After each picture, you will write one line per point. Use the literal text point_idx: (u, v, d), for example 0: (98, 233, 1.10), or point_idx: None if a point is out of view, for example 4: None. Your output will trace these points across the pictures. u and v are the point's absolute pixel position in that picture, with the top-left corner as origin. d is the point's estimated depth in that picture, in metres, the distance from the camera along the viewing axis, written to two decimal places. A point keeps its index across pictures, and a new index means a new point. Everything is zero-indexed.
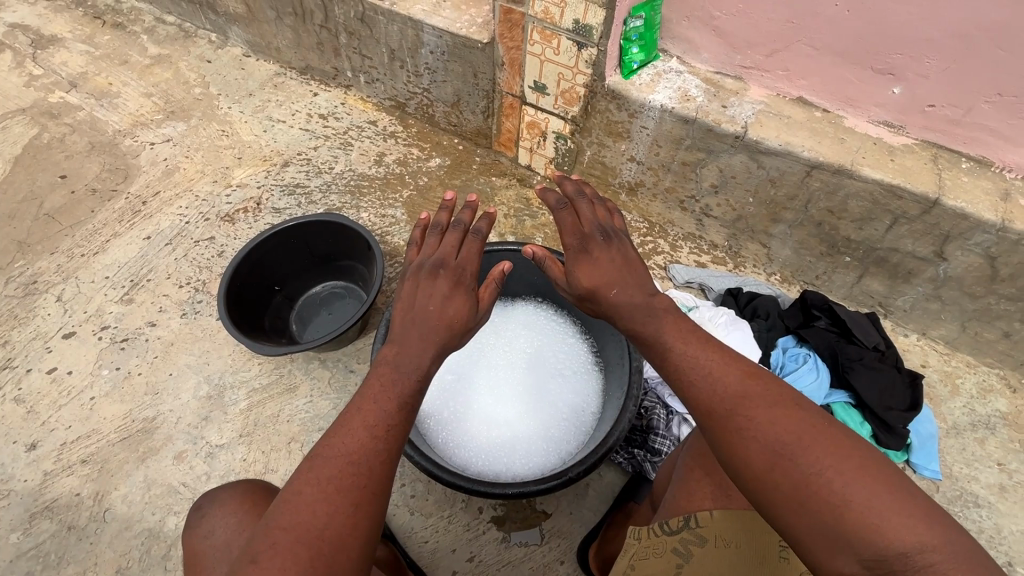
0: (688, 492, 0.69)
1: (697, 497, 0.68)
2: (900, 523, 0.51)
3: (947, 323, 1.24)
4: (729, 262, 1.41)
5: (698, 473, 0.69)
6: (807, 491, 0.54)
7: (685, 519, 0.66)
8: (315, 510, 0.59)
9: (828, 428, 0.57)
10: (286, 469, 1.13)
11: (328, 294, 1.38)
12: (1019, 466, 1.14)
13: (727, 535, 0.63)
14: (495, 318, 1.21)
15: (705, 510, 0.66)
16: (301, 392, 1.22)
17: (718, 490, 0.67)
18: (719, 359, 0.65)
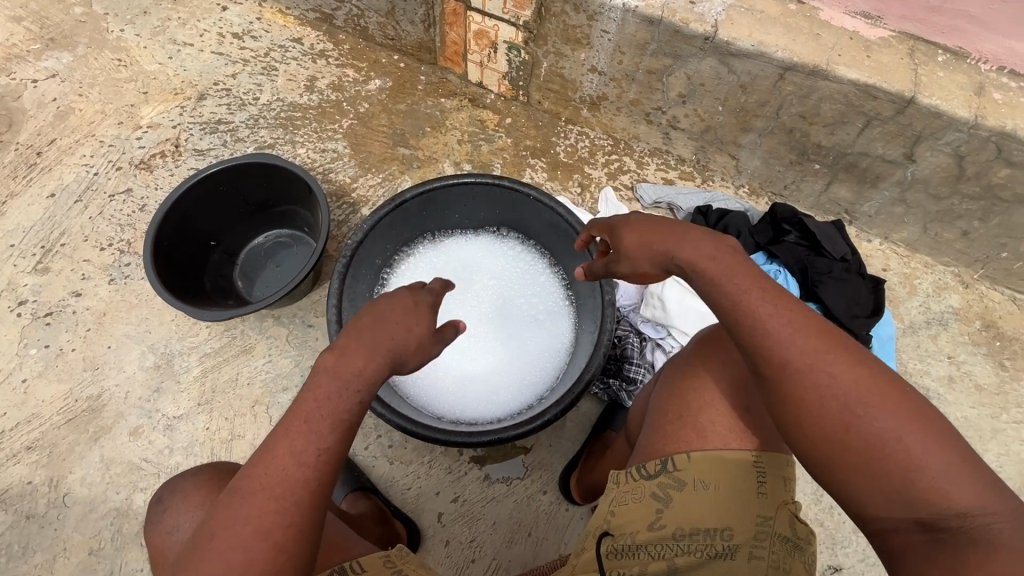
0: (663, 435, 0.65)
1: (673, 439, 0.64)
2: (967, 490, 0.52)
3: (909, 226, 1.25)
4: (697, 176, 1.35)
5: (671, 415, 0.65)
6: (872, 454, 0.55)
7: (662, 463, 0.63)
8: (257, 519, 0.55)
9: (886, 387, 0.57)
10: (254, 434, 1.08)
11: (273, 245, 1.26)
12: (967, 357, 1.20)
13: (706, 476, 0.61)
14: (461, 259, 1.15)
15: (682, 453, 0.62)
16: (258, 352, 1.15)
17: (694, 431, 0.63)
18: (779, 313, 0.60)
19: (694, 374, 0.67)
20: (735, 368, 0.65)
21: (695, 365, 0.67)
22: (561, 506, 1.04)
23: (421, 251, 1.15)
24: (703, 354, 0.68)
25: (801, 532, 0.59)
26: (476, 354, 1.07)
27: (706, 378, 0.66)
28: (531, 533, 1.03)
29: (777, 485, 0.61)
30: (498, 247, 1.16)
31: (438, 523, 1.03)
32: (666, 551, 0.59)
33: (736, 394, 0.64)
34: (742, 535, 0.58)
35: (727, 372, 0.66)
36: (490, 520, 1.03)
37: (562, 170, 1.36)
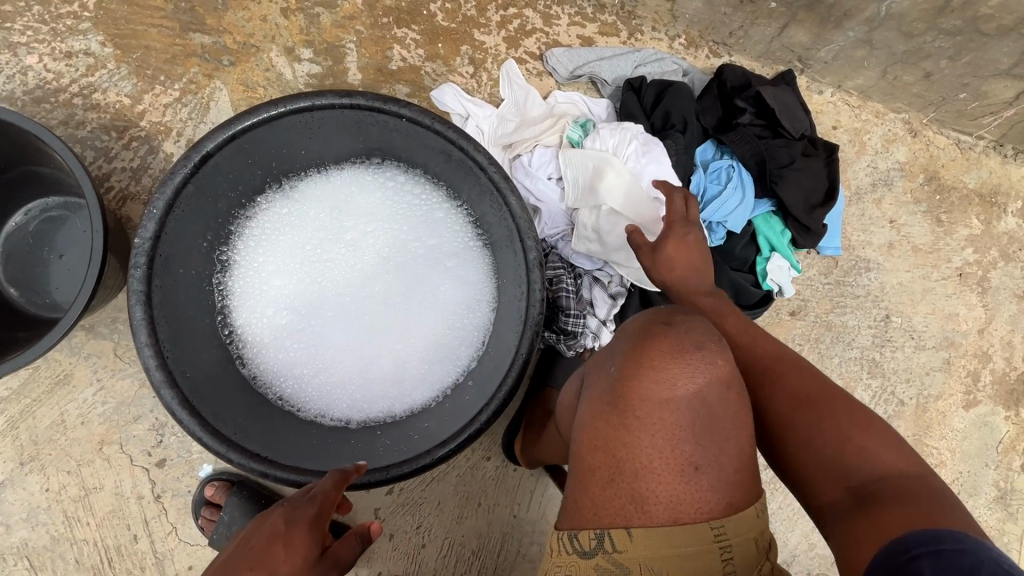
0: (594, 503, 0.50)
1: (608, 513, 0.49)
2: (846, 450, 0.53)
3: (868, 71, 1.04)
4: (622, 30, 1.02)
5: (601, 478, 0.50)
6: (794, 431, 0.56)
7: (599, 540, 0.48)
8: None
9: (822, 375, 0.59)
10: (116, 482, 0.85)
11: (40, 226, 0.85)
12: (907, 218, 1.13)
13: (654, 562, 0.47)
14: (318, 201, 0.81)
15: (622, 528, 0.48)
16: (81, 380, 0.85)
17: (632, 502, 0.49)
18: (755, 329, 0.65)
19: (620, 420, 0.49)
20: (675, 408, 0.48)
21: (624, 405, 0.50)
22: (508, 469, 0.95)
23: (261, 206, 0.79)
24: (632, 387, 0.49)
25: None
26: (373, 336, 0.81)
27: (640, 427, 0.49)
28: (481, 503, 0.94)
29: (748, 554, 0.47)
30: (369, 175, 0.81)
31: (377, 519, 0.92)
32: None
33: (682, 446, 0.48)
34: None
35: (665, 416, 0.48)
36: (434, 502, 0.93)
37: (444, 41, 0.98)
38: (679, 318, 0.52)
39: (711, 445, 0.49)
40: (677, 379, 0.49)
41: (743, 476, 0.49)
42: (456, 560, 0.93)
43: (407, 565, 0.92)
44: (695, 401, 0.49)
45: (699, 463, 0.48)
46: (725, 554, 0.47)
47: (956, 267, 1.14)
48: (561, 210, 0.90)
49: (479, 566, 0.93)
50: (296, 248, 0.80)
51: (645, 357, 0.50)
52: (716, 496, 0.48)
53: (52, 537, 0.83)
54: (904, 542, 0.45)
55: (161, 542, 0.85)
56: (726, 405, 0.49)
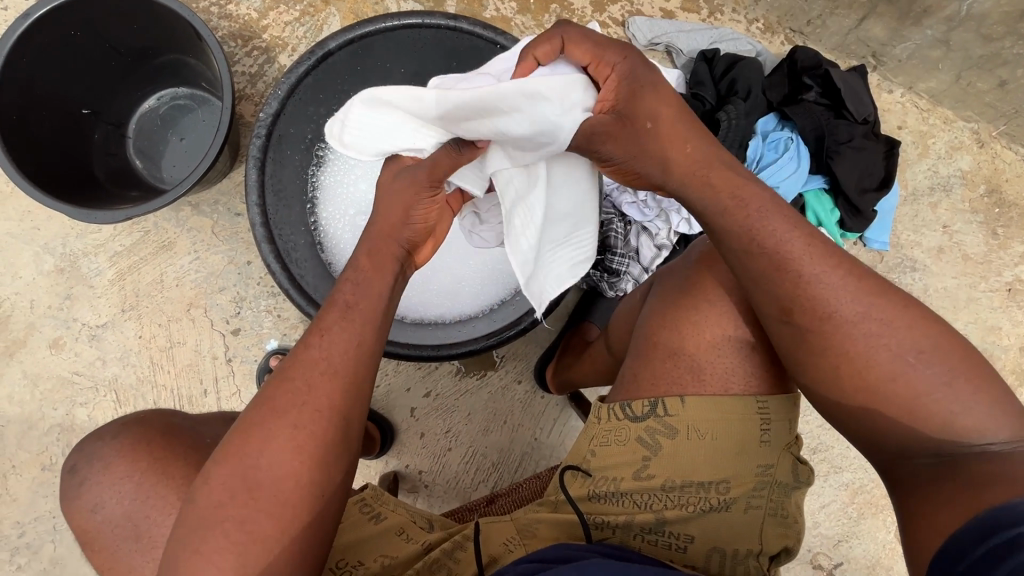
0: (653, 373, 0.59)
1: (666, 380, 0.58)
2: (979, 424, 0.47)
3: (942, 73, 1.06)
4: (703, 7, 1.08)
5: (663, 353, 0.59)
6: (892, 386, 0.50)
7: (652, 406, 0.57)
8: (276, 461, 0.51)
9: (936, 334, 0.50)
10: (196, 341, 0.96)
11: (168, 111, 0.98)
12: (962, 226, 1.14)
13: (699, 424, 0.56)
14: None
15: (675, 396, 0.57)
16: (181, 249, 0.97)
17: (690, 372, 0.58)
18: (830, 265, 0.52)
19: (688, 304, 0.60)
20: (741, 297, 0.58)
21: (694, 294, 0.60)
22: (536, 395, 1.02)
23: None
24: (704, 281, 0.60)
25: (802, 475, 0.58)
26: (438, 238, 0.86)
27: (707, 310, 0.59)
28: (508, 421, 1.02)
29: (781, 430, 0.57)
30: None
31: (412, 417, 1.00)
32: (653, 501, 0.56)
33: (742, 329, 0.58)
34: (739, 487, 0.56)
35: (731, 304, 0.58)
36: (465, 412, 1.01)
37: None
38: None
39: (767, 331, 0.58)
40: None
41: (784, 366, 0.59)
42: (477, 469, 1.00)
43: (432, 463, 1.00)
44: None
45: (753, 343, 0.58)
46: (761, 422, 0.56)
47: (1005, 282, 1.14)
48: None
49: (497, 478, 1.01)
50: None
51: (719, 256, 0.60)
52: (763, 374, 0.58)
53: (139, 378, 0.95)
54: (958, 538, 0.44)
55: (225, 400, 0.96)
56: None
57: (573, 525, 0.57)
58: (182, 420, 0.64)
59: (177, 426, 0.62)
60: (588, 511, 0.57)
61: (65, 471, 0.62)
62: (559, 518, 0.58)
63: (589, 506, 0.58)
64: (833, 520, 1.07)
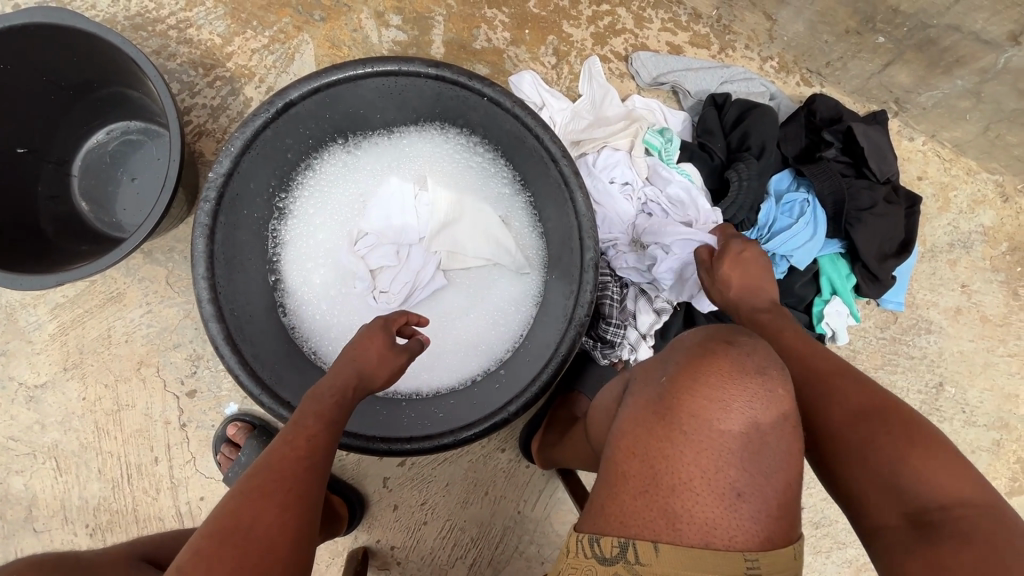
0: (621, 509, 0.47)
1: (635, 521, 0.46)
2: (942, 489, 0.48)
3: (969, 124, 0.98)
4: (714, 43, 0.99)
5: (635, 485, 0.48)
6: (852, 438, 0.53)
7: (622, 547, 0.46)
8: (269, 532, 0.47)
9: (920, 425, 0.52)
10: (147, 404, 0.87)
11: (118, 146, 0.88)
12: (981, 285, 1.06)
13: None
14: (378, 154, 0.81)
15: (649, 541, 0.45)
16: (132, 301, 0.88)
17: (664, 516, 0.46)
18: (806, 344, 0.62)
19: (667, 429, 0.48)
20: (725, 428, 0.47)
21: (670, 416, 0.49)
22: (520, 464, 0.94)
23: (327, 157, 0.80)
24: (686, 401, 0.48)
25: None
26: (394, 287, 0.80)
27: (685, 440, 0.47)
28: (489, 492, 0.94)
29: None
30: (436, 150, 0.81)
31: (384, 488, 0.92)
32: None
33: (726, 469, 0.47)
34: None
35: (714, 434, 0.47)
36: (443, 482, 0.93)
37: (531, 28, 0.97)
38: (743, 341, 0.52)
39: (758, 475, 0.47)
40: (731, 396, 0.48)
41: (786, 511, 0.47)
42: (454, 544, 0.92)
43: (406, 538, 0.92)
44: (748, 426, 0.47)
45: (742, 490, 0.46)
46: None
47: None
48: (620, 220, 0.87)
49: (475, 554, 0.93)
50: (354, 207, 0.81)
51: (703, 370, 0.49)
52: (753, 527, 0.46)
53: (81, 444, 0.86)
54: None
55: (179, 469, 0.87)
56: (779, 437, 0.48)
57: None
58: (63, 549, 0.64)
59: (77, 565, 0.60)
60: None
61: None
62: None
63: None
64: None
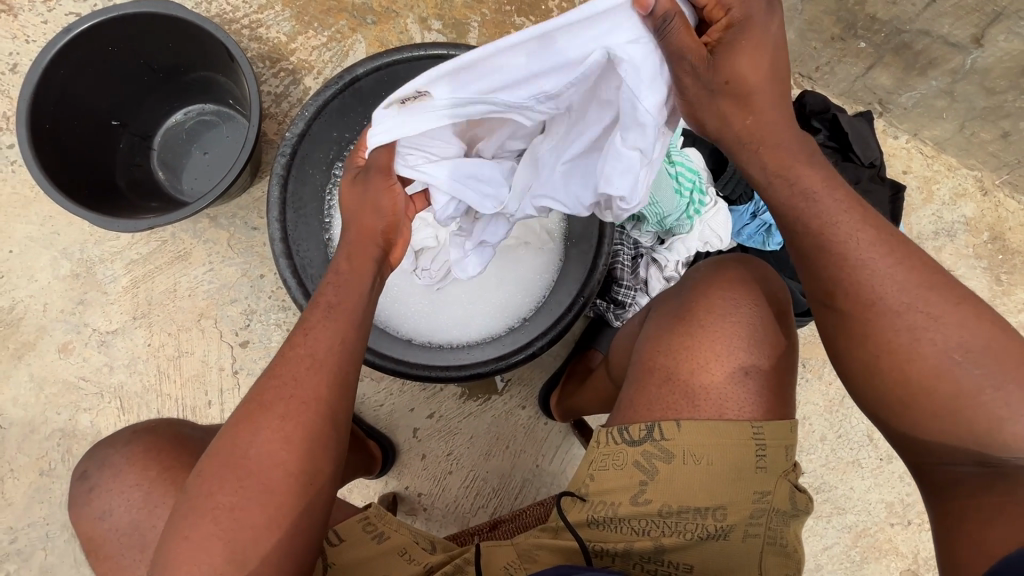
0: (648, 399, 0.58)
1: (661, 404, 0.58)
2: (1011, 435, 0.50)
3: (946, 122, 1.09)
4: None
5: (659, 377, 0.59)
6: (933, 385, 0.52)
7: (648, 429, 0.56)
8: (266, 452, 0.54)
9: (992, 338, 0.52)
10: (205, 352, 0.97)
11: (194, 125, 1.01)
12: (966, 271, 1.15)
13: (694, 449, 0.56)
14: None
15: (672, 420, 0.56)
16: (196, 260, 0.98)
17: (684, 397, 0.57)
18: (881, 253, 0.55)
19: (686, 328, 0.59)
20: (736, 321, 0.58)
21: (689, 318, 0.60)
22: (539, 421, 1.02)
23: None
24: (702, 305, 0.60)
25: (800, 503, 0.58)
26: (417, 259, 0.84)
27: (702, 332, 0.58)
28: (509, 446, 1.01)
29: (778, 457, 0.56)
30: None
31: (414, 438, 1.00)
32: (650, 527, 0.56)
33: (738, 356, 0.58)
34: (736, 515, 0.55)
35: (727, 329, 0.58)
36: (467, 435, 1.00)
37: None
38: (743, 260, 0.64)
39: (760, 359, 0.58)
40: (738, 299, 0.60)
41: (781, 391, 0.58)
42: (477, 494, 0.99)
43: (432, 486, 0.99)
44: (752, 321, 0.59)
45: (748, 370, 0.57)
46: (757, 447, 0.56)
47: None
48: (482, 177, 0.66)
49: (497, 503, 0.99)
50: None
51: (714, 282, 0.61)
52: (757, 401, 0.57)
53: (144, 386, 0.95)
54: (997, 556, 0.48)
55: (229, 412, 0.96)
56: (774, 330, 0.60)
57: (572, 553, 0.57)
58: (192, 429, 0.70)
59: (187, 436, 0.68)
60: (587, 538, 0.57)
61: (74, 477, 0.67)
62: (561, 545, 0.57)
63: (589, 533, 0.57)
64: (835, 563, 1.06)
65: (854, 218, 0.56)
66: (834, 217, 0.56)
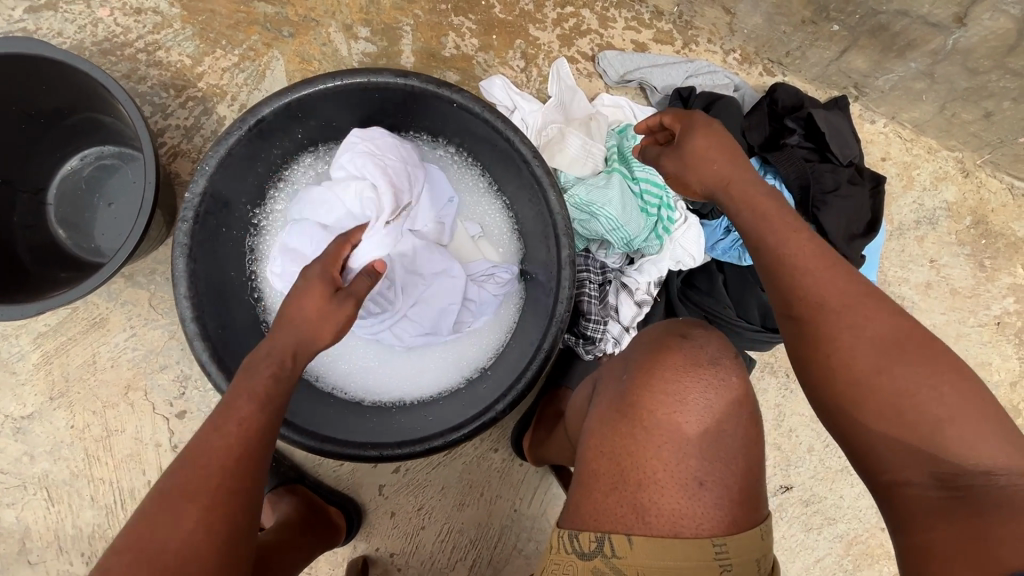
0: (594, 506, 0.51)
1: (609, 518, 0.50)
2: (968, 449, 0.47)
3: (925, 105, 1.01)
4: (677, 39, 1.02)
5: (605, 483, 0.51)
6: (884, 390, 0.50)
7: (599, 542, 0.49)
8: (185, 547, 0.44)
9: (920, 336, 0.51)
10: (138, 428, 0.87)
11: (93, 172, 0.88)
12: (949, 260, 1.10)
13: (649, 571, 0.49)
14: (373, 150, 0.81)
15: (622, 535, 0.49)
16: (115, 326, 0.88)
17: (633, 509, 0.50)
18: (820, 263, 0.55)
19: (629, 425, 0.52)
20: (684, 422, 0.51)
21: (633, 413, 0.52)
22: (514, 463, 0.96)
23: (296, 169, 0.80)
24: (644, 399, 0.52)
25: None
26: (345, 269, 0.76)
27: (647, 434, 0.51)
28: (484, 493, 0.95)
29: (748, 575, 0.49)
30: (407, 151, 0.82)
31: (380, 495, 0.93)
32: None
33: (687, 461, 0.50)
34: None
35: (674, 428, 0.51)
36: (437, 486, 0.94)
37: (499, 33, 0.98)
38: (696, 335, 0.56)
39: (716, 465, 0.51)
40: (689, 388, 0.52)
41: (745, 495, 0.51)
42: (453, 547, 0.93)
43: (405, 544, 0.93)
44: (703, 416, 0.51)
45: (703, 479, 0.50)
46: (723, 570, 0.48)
47: (993, 315, 1.10)
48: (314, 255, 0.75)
49: (475, 555, 0.94)
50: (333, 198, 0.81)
51: (657, 367, 0.53)
52: (717, 513, 0.50)
53: (72, 472, 0.86)
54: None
55: None
56: (731, 423, 0.52)
57: None
58: None
59: None
60: None
61: None
62: None
63: None
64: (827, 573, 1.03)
65: (784, 233, 0.57)
66: (769, 233, 0.58)
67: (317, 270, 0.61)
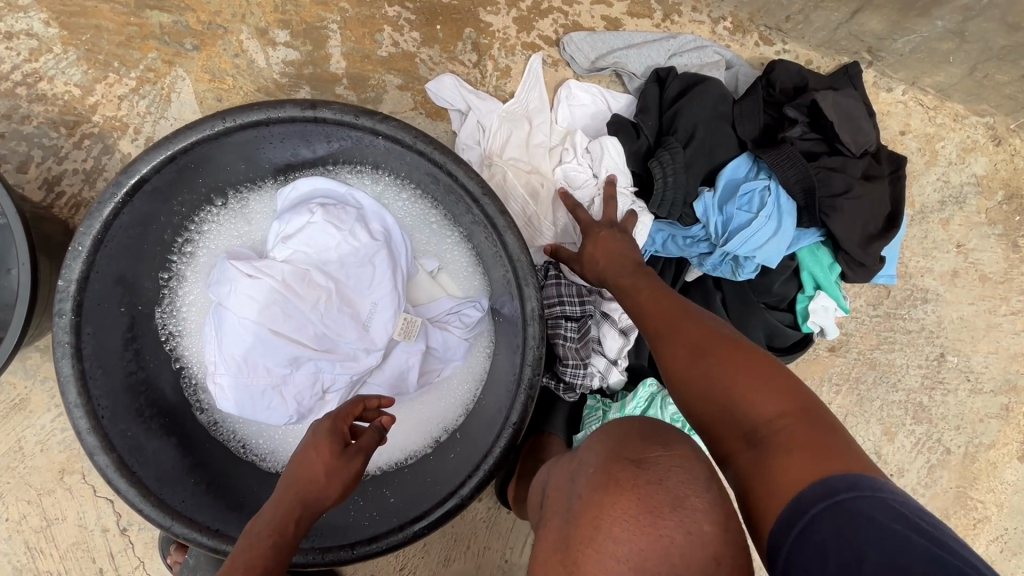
0: None
1: None
2: (762, 400, 0.47)
3: (953, 67, 0.87)
4: (657, 10, 0.86)
5: None
6: (695, 385, 0.50)
7: None
8: None
9: (710, 331, 0.52)
10: (81, 514, 0.79)
11: None
12: (979, 242, 0.96)
13: None
14: (300, 192, 0.69)
15: None
16: (39, 407, 0.78)
17: None
18: (653, 291, 0.58)
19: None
20: None
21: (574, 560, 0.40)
22: (500, 511, 0.87)
23: (207, 223, 0.69)
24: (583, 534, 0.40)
25: None
26: (279, 341, 0.66)
27: None
28: (470, 545, 0.87)
29: None
30: (342, 188, 0.70)
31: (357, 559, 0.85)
32: None
33: None
34: None
35: None
36: (418, 543, 0.86)
37: (443, 22, 0.83)
38: (657, 459, 0.42)
39: None
40: (651, 541, 0.38)
41: None
42: None
43: None
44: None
45: None
46: None
47: None
48: (238, 327, 0.65)
49: None
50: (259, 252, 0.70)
51: (606, 498, 0.41)
52: None
53: (15, 567, 0.78)
54: (797, 501, 0.42)
55: None
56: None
57: None
58: None
59: None
60: None
61: None
62: None
63: None
64: None
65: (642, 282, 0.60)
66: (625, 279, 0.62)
67: (327, 424, 0.54)
